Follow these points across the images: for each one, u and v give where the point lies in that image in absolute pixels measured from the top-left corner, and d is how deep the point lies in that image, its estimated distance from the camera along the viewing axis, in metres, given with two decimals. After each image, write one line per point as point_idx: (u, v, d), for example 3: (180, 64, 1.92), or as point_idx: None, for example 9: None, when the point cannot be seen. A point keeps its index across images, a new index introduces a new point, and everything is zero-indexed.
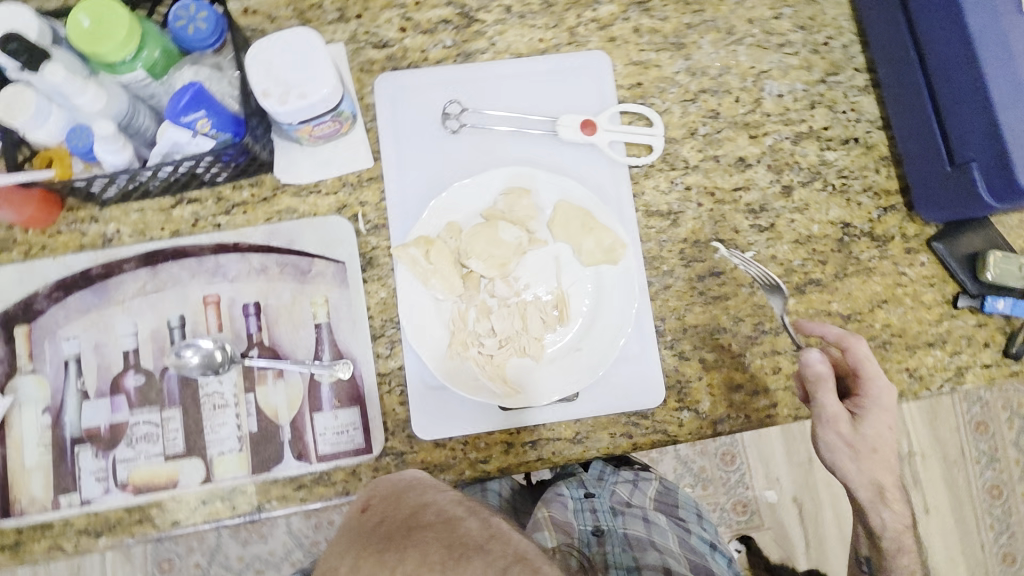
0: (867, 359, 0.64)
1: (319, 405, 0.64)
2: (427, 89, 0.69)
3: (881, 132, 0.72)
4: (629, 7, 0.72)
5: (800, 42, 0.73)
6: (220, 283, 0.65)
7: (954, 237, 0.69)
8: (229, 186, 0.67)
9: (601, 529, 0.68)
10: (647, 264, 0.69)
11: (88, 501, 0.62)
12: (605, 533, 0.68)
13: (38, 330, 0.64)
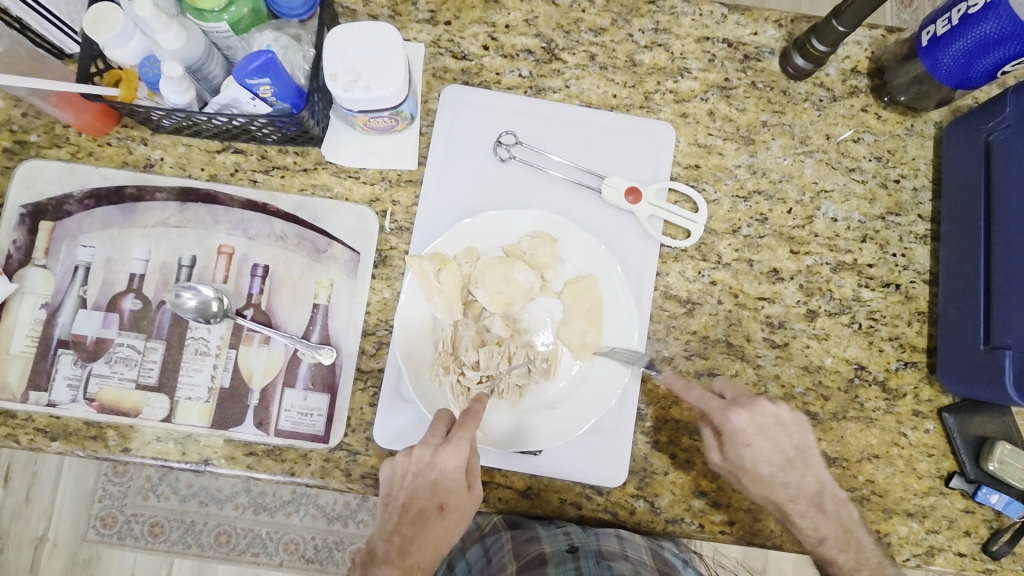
0: (772, 413, 0.60)
1: (293, 381, 0.65)
2: (490, 112, 0.70)
3: (925, 286, 0.70)
4: (710, 89, 0.72)
5: (870, 173, 0.71)
6: (238, 237, 0.67)
7: (968, 416, 0.67)
8: (276, 149, 0.69)
9: (577, 544, 0.62)
10: (649, 345, 0.68)
11: (55, 403, 0.64)
12: (580, 551, 0.61)
13: (61, 230, 0.66)
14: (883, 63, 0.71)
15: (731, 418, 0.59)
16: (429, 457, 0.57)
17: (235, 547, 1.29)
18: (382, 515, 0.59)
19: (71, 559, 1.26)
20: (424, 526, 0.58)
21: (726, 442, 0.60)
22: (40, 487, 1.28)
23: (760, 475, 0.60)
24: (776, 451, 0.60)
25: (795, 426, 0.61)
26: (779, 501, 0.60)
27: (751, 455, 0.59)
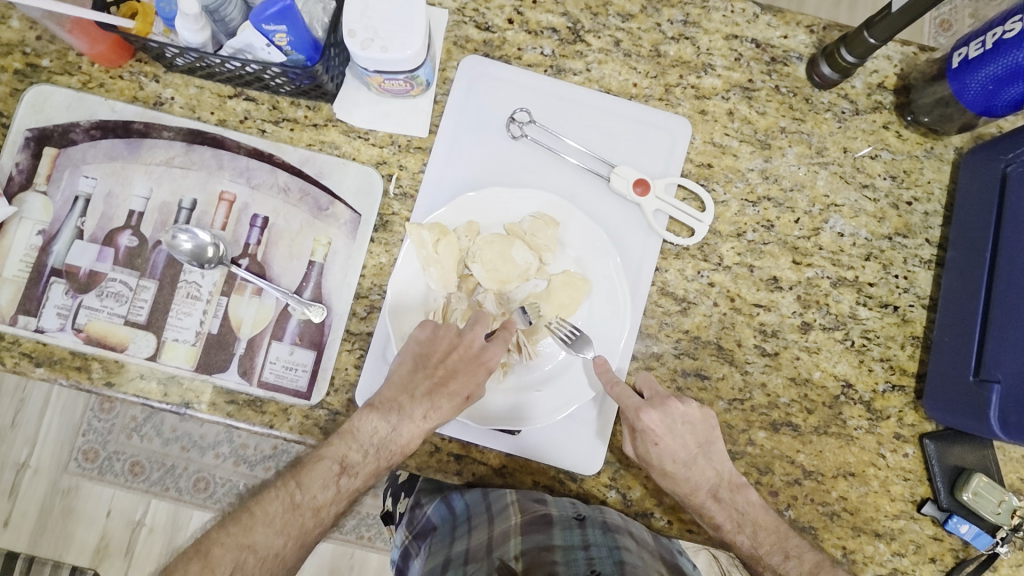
0: (683, 415, 0.63)
1: (281, 335, 0.65)
2: (508, 87, 0.69)
3: (923, 311, 0.69)
4: (733, 89, 0.70)
5: (883, 191, 0.70)
6: (241, 185, 0.67)
7: (948, 445, 0.67)
8: (288, 101, 0.68)
9: (585, 513, 0.62)
10: (639, 339, 0.67)
11: (42, 330, 0.64)
12: (587, 519, 0.61)
13: (64, 158, 0.66)
14: (911, 81, 0.70)
15: (643, 418, 0.61)
16: (475, 352, 0.62)
17: (212, 495, 1.30)
18: (413, 371, 0.62)
19: (51, 488, 1.28)
20: (445, 403, 0.61)
21: (637, 438, 0.62)
22: (28, 414, 1.29)
23: (665, 470, 0.62)
24: (683, 446, 0.62)
25: (702, 422, 0.64)
26: (681, 494, 0.63)
27: (659, 454, 0.62)
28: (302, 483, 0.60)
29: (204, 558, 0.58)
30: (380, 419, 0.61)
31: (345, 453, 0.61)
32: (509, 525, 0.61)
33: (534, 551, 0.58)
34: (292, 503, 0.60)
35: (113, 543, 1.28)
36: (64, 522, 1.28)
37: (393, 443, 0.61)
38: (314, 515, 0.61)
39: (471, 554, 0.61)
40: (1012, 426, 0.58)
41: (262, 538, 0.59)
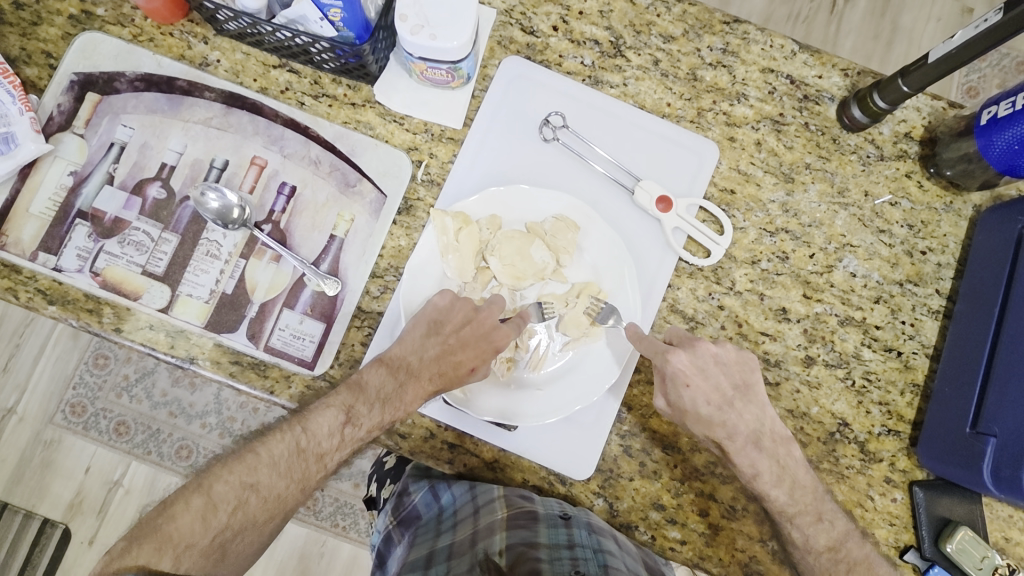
0: (710, 354, 0.64)
1: (293, 304, 0.66)
2: (545, 92, 0.70)
3: (926, 359, 0.70)
4: (763, 120, 0.72)
5: (899, 238, 0.71)
6: (273, 153, 0.68)
7: (938, 495, 0.67)
8: (330, 78, 0.69)
9: (570, 513, 0.64)
10: (644, 352, 0.68)
11: (60, 270, 0.65)
12: (572, 518, 0.63)
13: (106, 105, 0.67)
14: (937, 134, 0.71)
15: (671, 359, 0.62)
16: (485, 328, 0.63)
17: (193, 463, 1.30)
18: (425, 336, 0.63)
19: (34, 437, 1.28)
20: (451, 371, 0.62)
21: (667, 383, 0.62)
22: (21, 360, 1.29)
23: (701, 414, 0.62)
24: (714, 390, 0.63)
25: (737, 363, 0.64)
26: (718, 440, 0.63)
27: (690, 398, 0.62)
28: (308, 429, 0.61)
29: (206, 493, 0.59)
30: (390, 375, 0.62)
31: (353, 403, 0.61)
32: (495, 519, 0.62)
33: (517, 546, 0.59)
34: (297, 448, 0.61)
35: (87, 500, 1.27)
36: (42, 474, 1.27)
37: (400, 400, 0.62)
38: (317, 461, 0.62)
39: (455, 549, 0.62)
40: (1003, 480, 0.59)
41: (266, 480, 0.60)
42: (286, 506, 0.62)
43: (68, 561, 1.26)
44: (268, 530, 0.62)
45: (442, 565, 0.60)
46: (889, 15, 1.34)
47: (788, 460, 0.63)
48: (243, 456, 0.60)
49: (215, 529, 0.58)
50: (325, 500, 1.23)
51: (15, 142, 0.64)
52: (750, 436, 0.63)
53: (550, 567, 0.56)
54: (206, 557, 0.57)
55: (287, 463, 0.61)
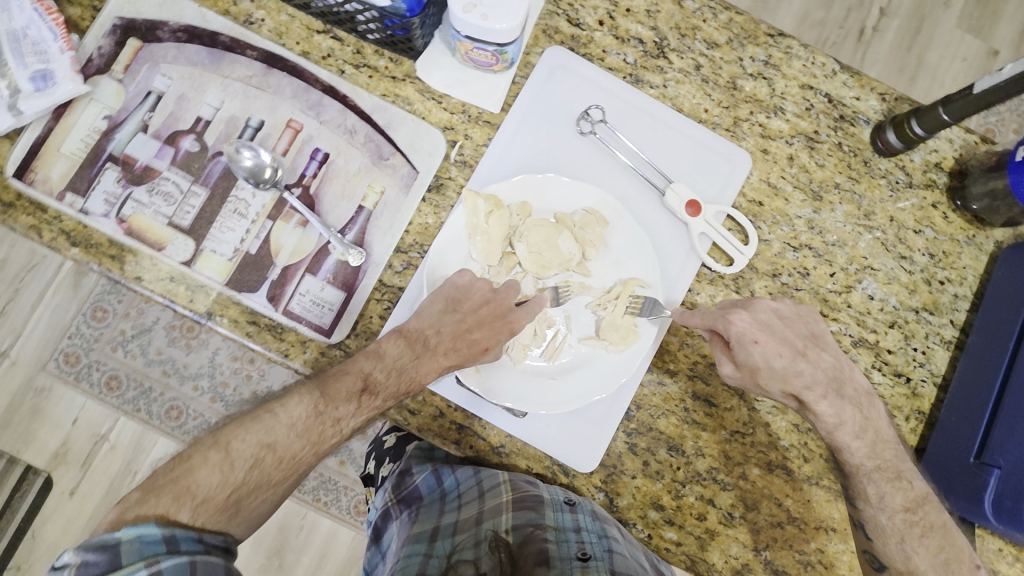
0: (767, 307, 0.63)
1: (315, 270, 0.66)
2: (586, 85, 0.71)
3: (933, 388, 0.71)
4: (798, 136, 0.72)
5: (919, 266, 0.72)
6: (310, 118, 0.68)
7: None
8: (373, 49, 0.69)
9: (575, 500, 0.65)
10: (658, 353, 0.68)
11: (86, 213, 0.64)
12: (577, 505, 0.64)
13: (146, 52, 0.67)
14: (968, 167, 0.71)
15: (731, 321, 0.61)
16: (504, 311, 0.64)
17: (182, 425, 1.29)
18: (443, 311, 0.63)
19: (25, 383, 1.27)
20: (465, 349, 0.63)
21: (734, 348, 0.62)
22: (19, 304, 1.28)
23: (774, 369, 0.61)
24: (784, 343, 0.62)
25: (794, 318, 0.64)
26: (795, 394, 0.62)
27: (760, 354, 0.61)
28: (326, 393, 0.61)
29: (223, 449, 0.59)
30: (407, 345, 0.63)
31: (370, 371, 0.61)
32: (501, 501, 0.64)
33: (524, 527, 0.62)
34: (315, 411, 0.61)
35: (73, 451, 1.27)
36: (30, 421, 1.26)
37: (414, 372, 0.62)
38: (334, 426, 0.62)
39: (459, 525, 0.66)
40: (1004, 510, 0.59)
41: (284, 440, 0.61)
42: (301, 467, 0.62)
43: (48, 510, 1.25)
44: (282, 488, 0.62)
45: (447, 539, 0.64)
46: (915, 50, 1.35)
47: (868, 411, 0.63)
48: (261, 416, 0.61)
49: (230, 485, 0.58)
50: (311, 474, 1.23)
51: (52, 80, 0.64)
52: (831, 386, 0.62)
53: (556, 549, 0.60)
54: (220, 512, 0.58)
55: (304, 426, 0.61)
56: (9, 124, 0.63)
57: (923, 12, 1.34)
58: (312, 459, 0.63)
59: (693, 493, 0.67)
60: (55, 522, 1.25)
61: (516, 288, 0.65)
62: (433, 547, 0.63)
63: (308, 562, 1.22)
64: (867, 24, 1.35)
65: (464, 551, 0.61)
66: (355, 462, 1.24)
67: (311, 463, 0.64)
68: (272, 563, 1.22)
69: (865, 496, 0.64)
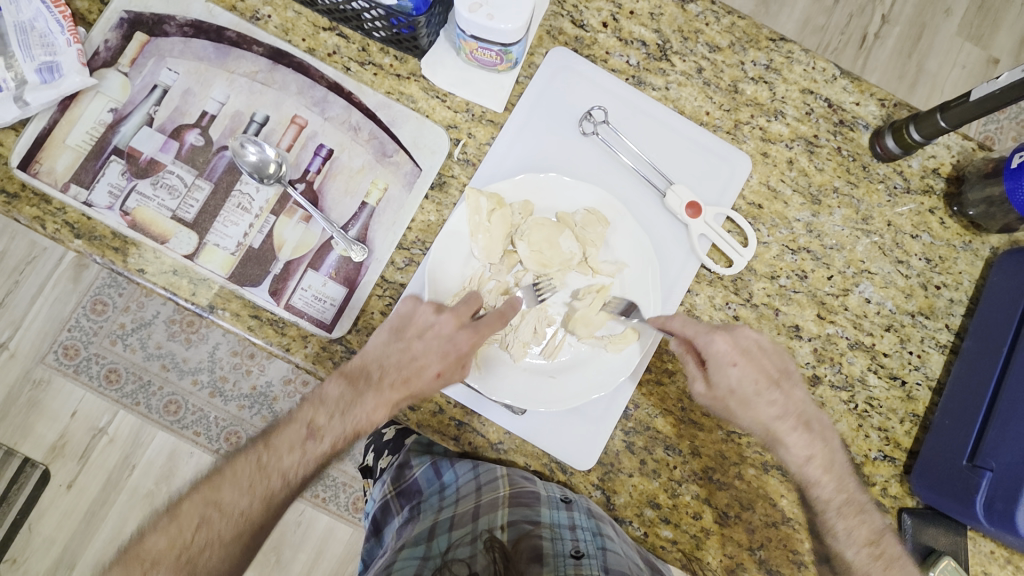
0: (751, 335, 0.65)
1: (317, 266, 0.66)
2: (589, 87, 0.71)
3: (928, 391, 0.72)
4: (797, 140, 0.73)
5: (916, 270, 0.73)
6: (315, 114, 0.68)
7: (924, 523, 0.69)
8: (378, 47, 0.69)
9: (571, 497, 0.66)
10: (657, 353, 0.69)
11: (90, 205, 0.65)
12: (573, 503, 0.66)
13: (152, 46, 0.67)
14: (964, 174, 0.72)
15: (713, 342, 0.63)
16: (448, 332, 0.62)
17: (180, 419, 1.29)
18: (387, 343, 0.63)
19: (23, 375, 1.27)
20: (413, 377, 0.62)
21: (711, 369, 0.63)
22: (19, 296, 1.28)
23: (744, 394, 0.64)
24: (760, 372, 0.64)
25: (773, 352, 0.66)
26: (765, 422, 0.64)
27: (736, 377, 0.63)
28: (270, 444, 0.63)
29: (173, 513, 0.62)
30: (349, 385, 0.63)
31: (313, 416, 0.63)
32: (498, 496, 0.65)
33: (520, 523, 0.62)
34: (259, 464, 0.62)
35: (70, 444, 1.27)
36: (28, 412, 1.26)
37: (357, 410, 0.62)
38: (280, 477, 0.63)
39: (456, 520, 0.66)
40: (995, 512, 0.60)
41: (229, 497, 0.62)
42: (250, 527, 0.62)
43: (44, 503, 1.26)
44: (233, 552, 0.62)
45: (445, 535, 0.64)
46: (916, 57, 1.36)
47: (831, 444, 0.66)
48: (209, 476, 0.63)
49: (181, 546, 0.60)
50: None
51: (59, 72, 0.64)
52: (801, 417, 0.65)
53: (551, 546, 0.60)
54: (174, 572, 0.60)
55: (248, 486, 0.62)
56: (15, 115, 0.63)
57: (924, 19, 1.35)
58: (265, 518, 0.63)
59: (688, 491, 0.68)
60: (52, 515, 1.26)
61: (472, 299, 0.64)
62: (430, 545, 0.62)
63: (304, 558, 1.23)
64: (868, 31, 1.36)
65: (460, 547, 0.60)
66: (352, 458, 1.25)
67: (264, 524, 0.63)
68: (268, 558, 1.22)
69: (860, 498, 0.65)
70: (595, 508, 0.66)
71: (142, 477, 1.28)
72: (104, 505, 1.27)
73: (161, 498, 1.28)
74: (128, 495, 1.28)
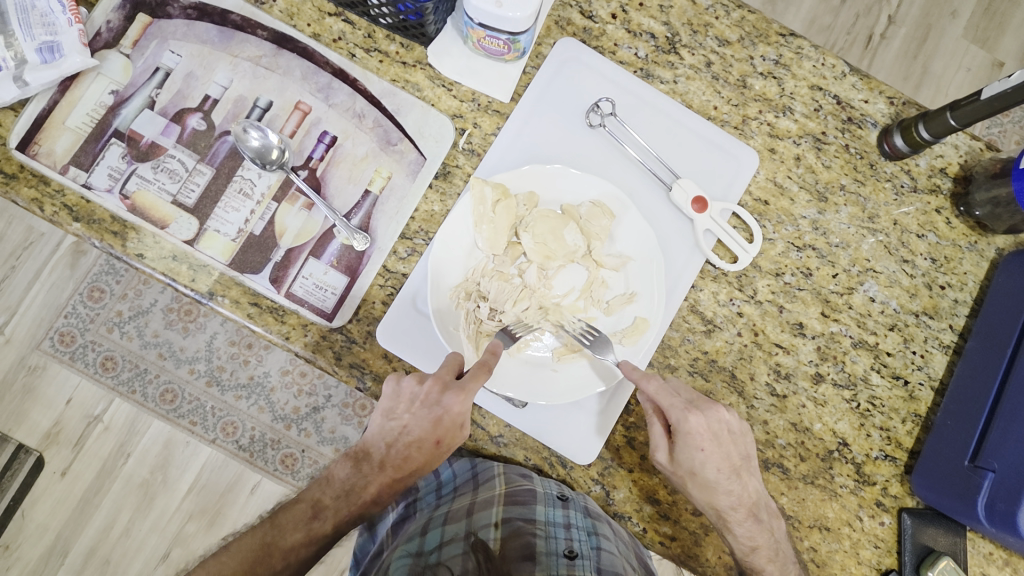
0: (702, 429, 0.61)
1: (319, 254, 0.65)
2: (597, 79, 0.70)
3: (931, 391, 0.71)
4: (806, 136, 0.72)
5: (921, 270, 0.72)
6: (319, 101, 0.68)
7: (924, 524, 0.69)
8: (384, 33, 0.68)
9: (568, 496, 0.65)
10: (659, 348, 0.69)
11: (90, 187, 0.64)
12: (569, 500, 0.65)
13: (155, 28, 0.66)
14: (972, 174, 0.72)
15: (687, 420, 0.61)
16: (434, 398, 0.60)
17: (176, 409, 1.29)
18: (383, 422, 0.63)
19: (18, 361, 1.26)
20: (416, 452, 0.62)
21: (679, 444, 0.62)
22: (16, 282, 1.27)
23: (706, 479, 0.62)
24: (725, 459, 0.62)
25: (741, 435, 0.64)
26: (719, 508, 0.63)
27: (702, 460, 0.62)
28: (275, 523, 0.61)
29: None
30: (354, 466, 0.64)
31: (319, 496, 0.63)
32: (493, 495, 0.63)
33: (515, 521, 0.61)
34: (264, 542, 0.60)
35: (65, 431, 1.26)
36: (22, 399, 1.25)
37: (363, 492, 0.63)
38: (283, 557, 0.60)
39: (450, 516, 0.63)
40: (997, 513, 0.60)
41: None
42: None
43: (38, 490, 1.25)
44: None
45: (437, 530, 0.61)
46: (921, 59, 1.35)
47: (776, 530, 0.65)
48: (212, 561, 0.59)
49: None
50: (305, 462, 1.30)
51: (60, 52, 0.63)
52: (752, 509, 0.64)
53: (544, 544, 0.59)
54: None
55: (255, 561, 0.59)
56: (14, 95, 0.62)
57: (930, 21, 1.35)
58: None
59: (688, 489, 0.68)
60: (45, 502, 1.25)
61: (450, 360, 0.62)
62: (423, 541, 0.59)
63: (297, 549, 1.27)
64: (874, 31, 1.35)
65: (453, 544, 0.58)
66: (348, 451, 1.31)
67: None
68: None
69: None
70: (593, 506, 0.66)
71: (136, 466, 1.27)
72: (98, 493, 1.26)
73: (154, 488, 1.27)
74: (122, 484, 1.27)
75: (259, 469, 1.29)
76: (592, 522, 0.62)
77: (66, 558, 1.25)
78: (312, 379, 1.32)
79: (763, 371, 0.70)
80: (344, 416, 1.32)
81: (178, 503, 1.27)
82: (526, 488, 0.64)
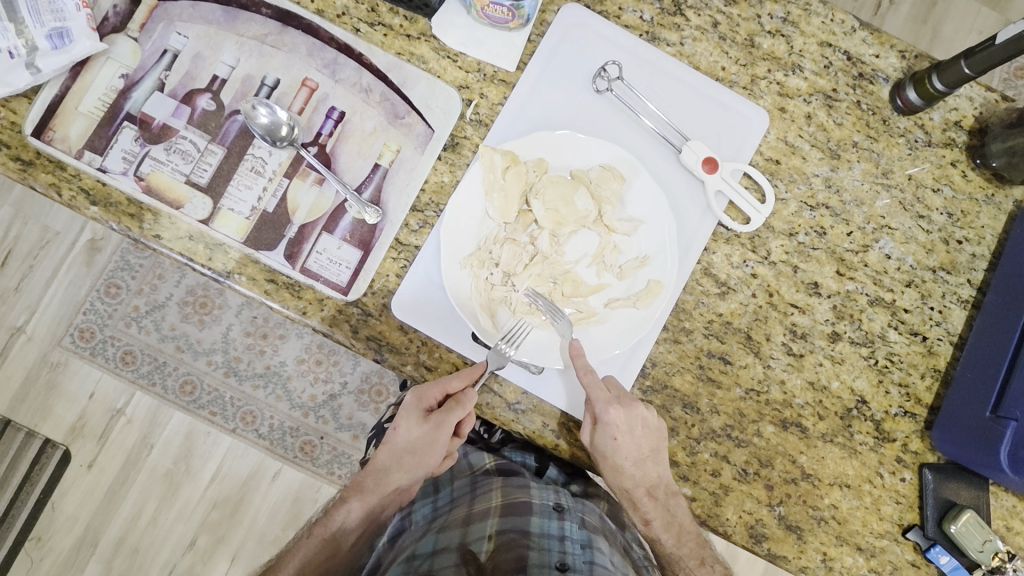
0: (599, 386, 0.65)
1: (332, 229, 0.66)
2: (602, 45, 0.70)
3: (950, 346, 0.71)
4: (816, 94, 0.71)
5: (937, 225, 0.71)
6: (326, 76, 0.68)
7: (946, 479, 0.69)
8: (388, 7, 0.68)
9: (563, 508, 0.72)
10: (673, 312, 0.69)
11: (105, 171, 0.65)
12: (564, 512, 0.72)
13: (161, 11, 0.67)
14: (988, 126, 0.71)
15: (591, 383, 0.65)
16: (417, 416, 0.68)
17: (197, 400, 1.31)
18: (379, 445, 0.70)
19: (41, 358, 1.28)
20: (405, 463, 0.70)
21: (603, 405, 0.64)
22: (34, 281, 1.30)
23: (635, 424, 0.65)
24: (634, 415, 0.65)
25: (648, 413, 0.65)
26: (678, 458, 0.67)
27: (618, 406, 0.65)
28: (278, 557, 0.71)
29: None
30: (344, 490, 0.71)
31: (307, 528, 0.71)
32: (490, 506, 0.71)
33: (510, 533, 0.68)
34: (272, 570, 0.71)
35: (89, 425, 1.29)
36: (46, 395, 1.28)
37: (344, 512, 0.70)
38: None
39: (447, 524, 0.70)
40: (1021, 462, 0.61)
41: None
42: None
43: (66, 482, 1.28)
44: None
45: (433, 538, 0.68)
46: (931, 22, 1.32)
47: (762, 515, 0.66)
48: None
49: None
50: (324, 448, 1.32)
51: (70, 37, 0.64)
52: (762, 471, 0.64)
53: (537, 555, 0.65)
54: None
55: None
56: (27, 82, 0.63)
57: None
58: None
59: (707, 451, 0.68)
60: (74, 494, 1.28)
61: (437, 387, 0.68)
62: (417, 548, 0.67)
63: None
64: None
65: (446, 555, 0.65)
66: (365, 435, 1.33)
67: None
68: (287, 533, 1.31)
69: None
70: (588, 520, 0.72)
71: (160, 456, 1.30)
72: (125, 483, 1.29)
73: (179, 477, 1.30)
74: (147, 474, 1.29)
75: (279, 456, 1.31)
76: (580, 537, 0.68)
77: (96, 548, 1.28)
78: (328, 365, 1.33)
79: (779, 331, 0.70)
80: (361, 402, 1.33)
81: (203, 492, 1.30)
82: (520, 506, 0.71)
